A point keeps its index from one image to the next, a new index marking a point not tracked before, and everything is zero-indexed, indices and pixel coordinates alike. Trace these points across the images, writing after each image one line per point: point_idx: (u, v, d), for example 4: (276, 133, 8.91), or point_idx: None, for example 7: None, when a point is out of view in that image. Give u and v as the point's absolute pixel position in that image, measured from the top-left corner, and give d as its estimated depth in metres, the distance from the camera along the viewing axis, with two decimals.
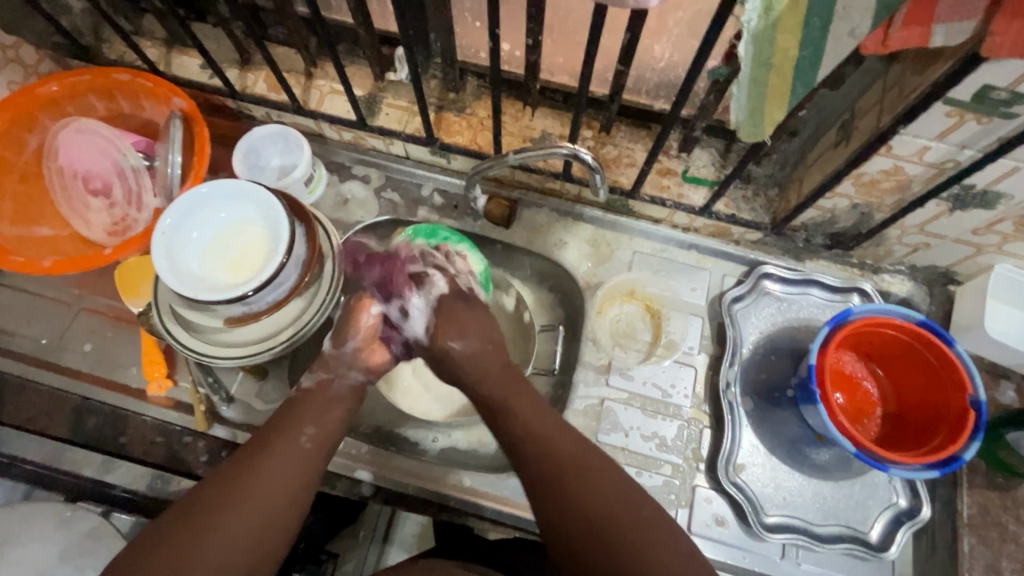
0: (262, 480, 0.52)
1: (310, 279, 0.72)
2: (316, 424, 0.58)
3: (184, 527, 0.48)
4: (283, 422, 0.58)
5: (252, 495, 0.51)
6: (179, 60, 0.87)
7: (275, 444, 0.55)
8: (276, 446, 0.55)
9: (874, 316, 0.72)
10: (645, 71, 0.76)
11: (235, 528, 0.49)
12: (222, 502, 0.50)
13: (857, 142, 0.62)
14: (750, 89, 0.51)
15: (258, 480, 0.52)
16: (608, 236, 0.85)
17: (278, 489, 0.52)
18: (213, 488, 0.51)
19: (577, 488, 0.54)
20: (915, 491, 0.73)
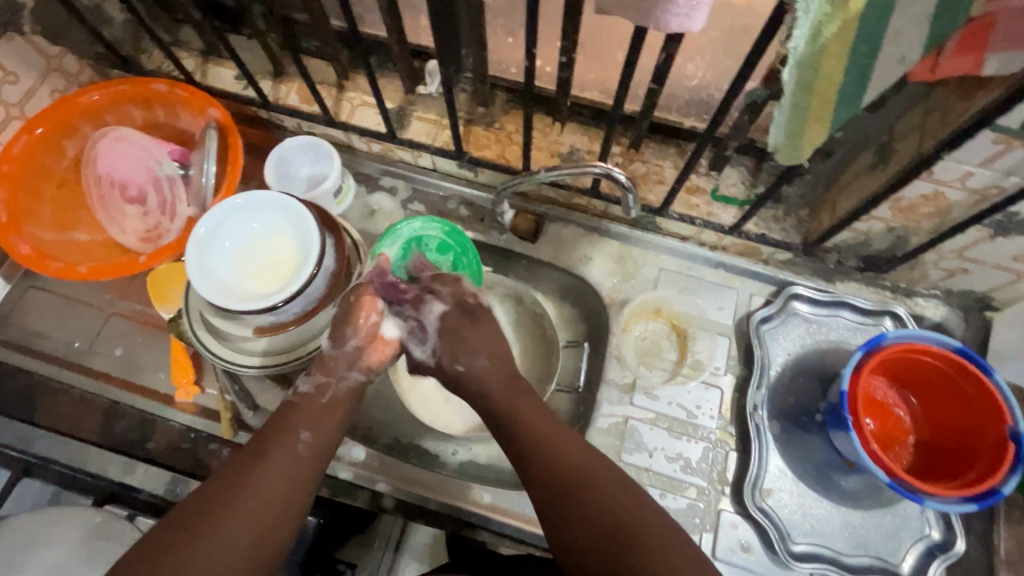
0: (254, 491, 0.51)
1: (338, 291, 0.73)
2: (313, 429, 0.58)
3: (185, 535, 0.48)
4: (280, 426, 0.57)
5: (245, 507, 0.50)
6: (215, 70, 0.88)
7: (272, 453, 0.54)
8: (273, 454, 0.54)
9: (910, 342, 0.70)
10: (676, 89, 0.78)
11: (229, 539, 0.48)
12: (218, 512, 0.49)
13: (897, 166, 0.61)
14: (791, 112, 0.50)
15: (252, 491, 0.51)
16: (634, 252, 0.85)
17: (267, 506, 0.51)
18: (210, 499, 0.51)
19: (583, 505, 0.54)
20: (949, 524, 0.71)
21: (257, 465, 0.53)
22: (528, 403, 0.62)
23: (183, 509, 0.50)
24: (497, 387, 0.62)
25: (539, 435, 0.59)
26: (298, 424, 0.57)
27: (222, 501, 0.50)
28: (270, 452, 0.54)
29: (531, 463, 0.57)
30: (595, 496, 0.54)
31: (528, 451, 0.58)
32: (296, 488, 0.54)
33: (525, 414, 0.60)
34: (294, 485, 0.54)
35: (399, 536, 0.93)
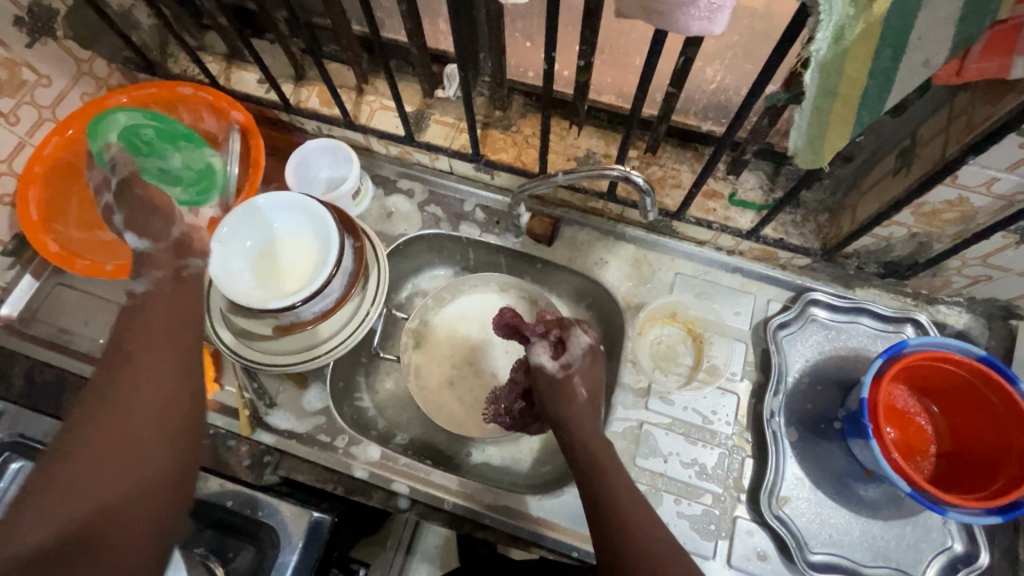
0: (133, 402, 0.51)
1: (356, 292, 0.74)
2: (173, 329, 0.56)
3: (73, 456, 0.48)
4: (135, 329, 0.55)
5: (138, 419, 0.50)
6: (238, 74, 0.90)
7: (141, 363, 0.53)
8: (145, 364, 0.53)
9: (932, 350, 0.69)
10: (695, 92, 0.77)
11: (127, 454, 0.49)
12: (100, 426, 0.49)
13: (919, 171, 0.60)
14: (812, 116, 0.49)
15: (133, 402, 0.51)
16: (650, 256, 0.85)
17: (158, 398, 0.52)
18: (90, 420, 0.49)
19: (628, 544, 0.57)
20: (972, 536, 0.70)
21: (131, 382, 0.51)
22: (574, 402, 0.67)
23: (61, 443, 0.48)
24: (574, 410, 0.67)
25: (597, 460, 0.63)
26: (160, 325, 0.56)
27: (108, 419, 0.49)
28: (140, 364, 0.53)
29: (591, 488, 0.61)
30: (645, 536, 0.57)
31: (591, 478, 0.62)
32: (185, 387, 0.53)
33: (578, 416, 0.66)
34: (179, 390, 0.53)
35: (411, 539, 0.95)
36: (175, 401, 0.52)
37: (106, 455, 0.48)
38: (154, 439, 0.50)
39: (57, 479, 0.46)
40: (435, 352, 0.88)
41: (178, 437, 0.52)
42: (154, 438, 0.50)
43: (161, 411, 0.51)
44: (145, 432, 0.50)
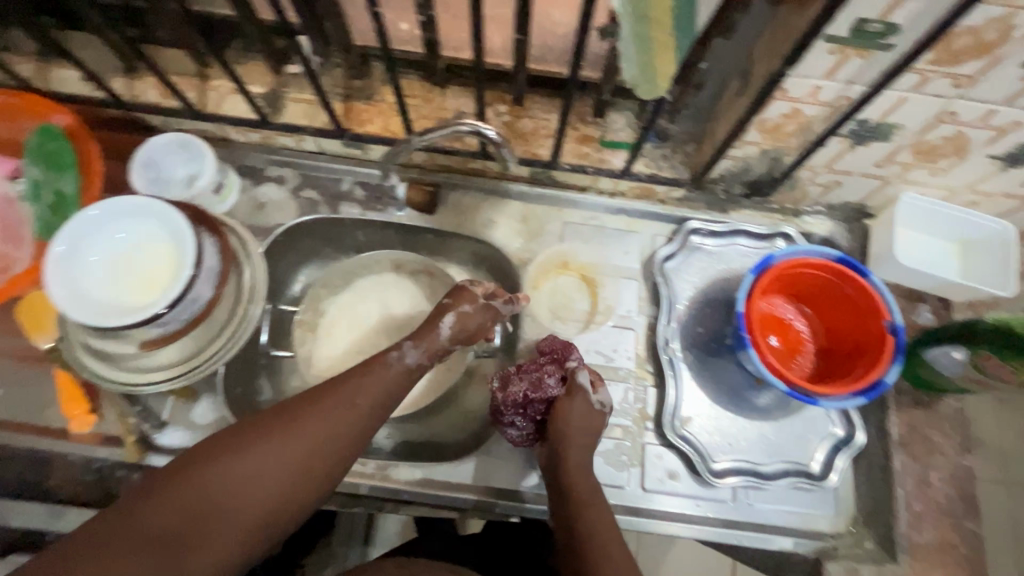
0: (307, 434, 0.54)
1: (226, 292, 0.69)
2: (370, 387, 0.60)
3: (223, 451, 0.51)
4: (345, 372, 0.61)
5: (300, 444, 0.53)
6: (57, 74, 0.80)
7: (332, 400, 0.57)
8: (323, 402, 0.56)
9: (795, 258, 0.74)
10: (547, 38, 0.77)
11: (270, 474, 0.51)
12: (256, 433, 0.52)
13: (755, 88, 0.63)
14: (634, 45, 0.50)
15: (317, 428, 0.54)
16: (537, 210, 0.85)
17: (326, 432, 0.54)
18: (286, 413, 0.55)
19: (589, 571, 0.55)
20: (849, 419, 0.77)
21: (342, 389, 0.58)
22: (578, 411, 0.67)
23: (268, 410, 0.55)
24: (574, 443, 0.65)
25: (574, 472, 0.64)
26: (378, 377, 0.61)
27: (280, 433, 0.53)
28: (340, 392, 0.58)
29: (566, 494, 0.62)
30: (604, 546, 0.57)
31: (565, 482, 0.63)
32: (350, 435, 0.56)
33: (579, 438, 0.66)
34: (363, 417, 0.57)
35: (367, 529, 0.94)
36: (318, 459, 0.53)
37: (252, 468, 0.51)
38: (298, 463, 0.52)
39: (201, 465, 0.50)
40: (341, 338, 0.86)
41: (314, 484, 0.53)
42: (295, 470, 0.52)
43: (314, 452, 0.53)
44: (297, 457, 0.52)
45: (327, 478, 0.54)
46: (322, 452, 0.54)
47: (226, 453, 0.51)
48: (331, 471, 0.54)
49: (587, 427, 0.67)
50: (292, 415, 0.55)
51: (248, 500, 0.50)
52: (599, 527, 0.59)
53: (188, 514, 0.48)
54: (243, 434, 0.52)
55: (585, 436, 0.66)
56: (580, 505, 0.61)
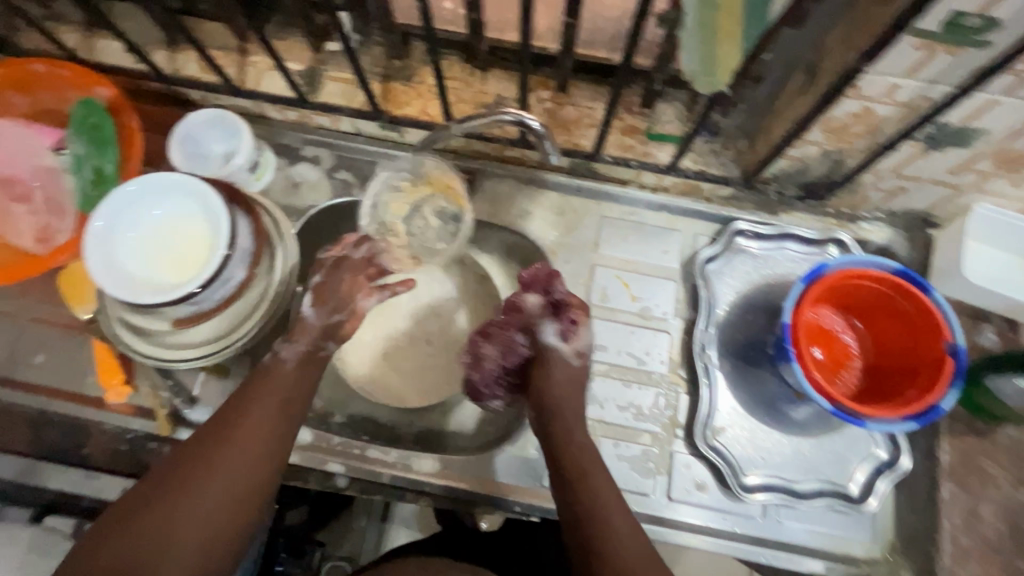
0: (234, 448, 0.55)
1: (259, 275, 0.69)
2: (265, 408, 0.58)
3: (185, 482, 0.53)
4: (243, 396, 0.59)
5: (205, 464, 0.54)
6: (101, 44, 0.80)
7: (239, 415, 0.57)
8: (226, 438, 0.55)
9: (850, 268, 0.69)
10: (598, 20, 0.71)
11: (215, 495, 0.53)
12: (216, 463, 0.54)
13: (823, 84, 0.58)
14: (697, 33, 0.46)
15: (226, 450, 0.55)
16: (574, 202, 0.82)
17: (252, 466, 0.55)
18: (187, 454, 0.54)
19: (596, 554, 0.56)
20: (895, 442, 0.72)
21: (252, 396, 0.59)
22: (559, 376, 0.67)
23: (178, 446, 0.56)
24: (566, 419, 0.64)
25: (566, 435, 0.64)
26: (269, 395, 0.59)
27: (196, 458, 0.54)
28: (266, 402, 0.59)
29: (566, 454, 0.63)
30: (607, 509, 0.58)
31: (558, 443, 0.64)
32: (272, 444, 0.57)
33: (564, 393, 0.66)
34: (276, 423, 0.58)
35: (386, 506, 0.93)
36: (253, 470, 0.55)
37: (199, 489, 0.52)
38: (237, 480, 0.54)
39: (168, 497, 0.52)
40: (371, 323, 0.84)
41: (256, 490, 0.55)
42: (242, 483, 0.54)
43: (242, 470, 0.55)
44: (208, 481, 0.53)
45: (263, 487, 0.56)
46: (255, 464, 0.55)
47: (176, 486, 0.52)
48: (264, 479, 0.56)
49: (574, 379, 0.67)
50: (194, 452, 0.55)
51: (207, 516, 0.52)
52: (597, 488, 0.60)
53: (143, 540, 0.50)
54: (192, 460, 0.54)
55: (557, 395, 0.66)
56: (575, 471, 0.61)
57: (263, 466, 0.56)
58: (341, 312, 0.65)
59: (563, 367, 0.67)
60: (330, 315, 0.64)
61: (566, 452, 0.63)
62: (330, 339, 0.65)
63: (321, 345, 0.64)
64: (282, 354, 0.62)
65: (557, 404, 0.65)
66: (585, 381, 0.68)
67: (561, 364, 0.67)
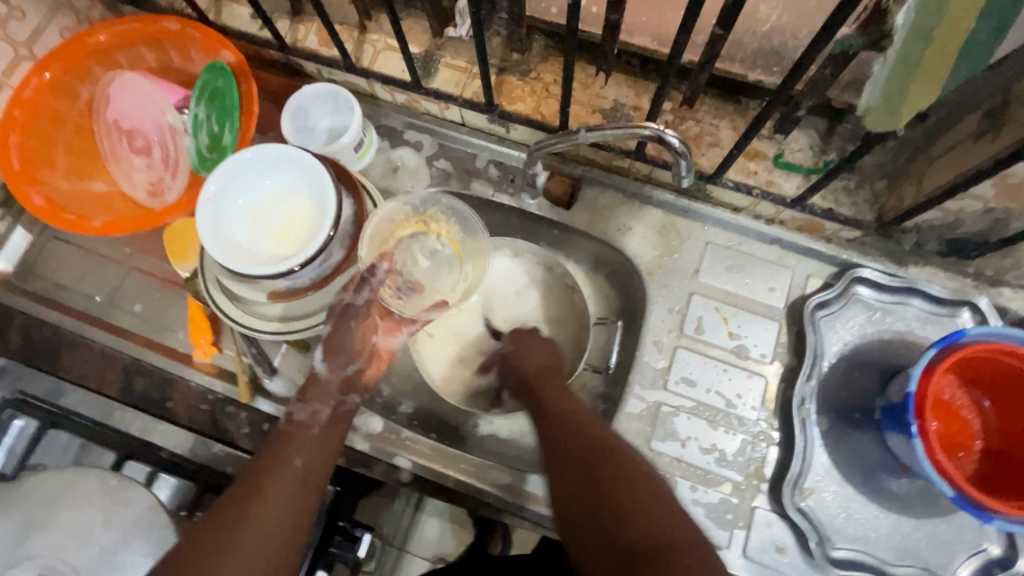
0: (252, 529, 0.52)
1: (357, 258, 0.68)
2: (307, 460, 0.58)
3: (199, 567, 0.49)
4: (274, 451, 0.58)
5: (229, 549, 0.51)
6: (229, 8, 0.81)
7: (262, 487, 0.55)
8: (253, 505, 0.53)
9: (994, 341, 0.61)
10: (743, 36, 0.65)
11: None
12: (233, 541, 0.51)
13: (1012, 136, 0.51)
14: (895, 68, 0.43)
15: (247, 530, 0.52)
16: (679, 223, 0.77)
17: (274, 536, 0.53)
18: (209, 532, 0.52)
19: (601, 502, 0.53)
20: (1012, 540, 0.65)
21: (275, 463, 0.57)
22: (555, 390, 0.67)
23: (194, 528, 0.52)
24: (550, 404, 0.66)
25: (586, 426, 0.60)
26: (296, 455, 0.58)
27: (215, 547, 0.51)
28: (283, 466, 0.57)
29: (582, 445, 0.58)
30: (642, 494, 0.53)
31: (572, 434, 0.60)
32: (294, 518, 0.55)
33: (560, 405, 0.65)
34: (301, 493, 0.56)
35: (421, 496, 0.97)
36: (270, 552, 0.52)
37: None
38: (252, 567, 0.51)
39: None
40: (468, 310, 0.84)
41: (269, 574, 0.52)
42: (253, 569, 0.51)
43: (258, 552, 0.52)
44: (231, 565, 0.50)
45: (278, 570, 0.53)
46: (273, 541, 0.53)
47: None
48: (282, 555, 0.53)
49: (537, 344, 0.77)
50: (218, 527, 0.52)
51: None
52: (626, 480, 0.54)
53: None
54: (199, 551, 0.50)
55: (567, 407, 0.64)
56: (600, 451, 0.57)
57: (282, 540, 0.53)
58: (356, 361, 0.67)
59: (520, 348, 0.77)
60: (349, 368, 0.67)
61: (578, 444, 0.59)
62: (351, 392, 0.66)
63: (343, 400, 0.65)
64: (297, 416, 0.62)
65: (569, 406, 0.64)
66: (534, 335, 0.79)
67: (537, 335, 0.79)
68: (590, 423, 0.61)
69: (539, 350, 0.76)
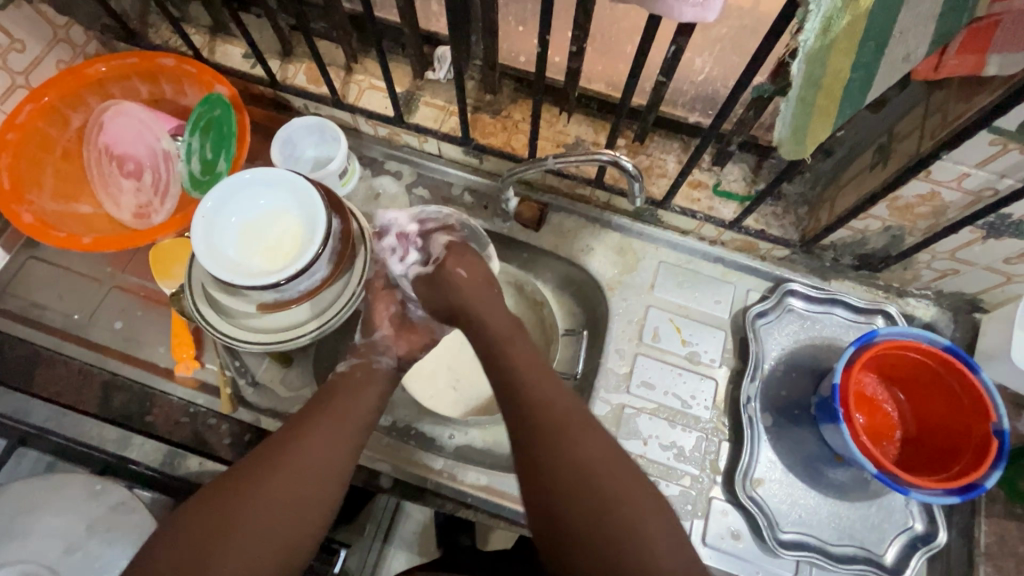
0: (304, 453, 0.58)
1: (343, 273, 0.73)
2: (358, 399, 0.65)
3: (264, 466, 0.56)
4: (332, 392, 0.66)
5: (279, 470, 0.56)
6: (222, 48, 0.88)
7: (313, 420, 0.61)
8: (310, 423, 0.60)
9: (900, 339, 0.72)
10: (682, 83, 0.79)
11: (272, 500, 0.54)
12: (292, 448, 0.58)
13: (895, 165, 0.63)
14: (797, 107, 0.50)
15: (301, 445, 0.58)
16: (635, 244, 0.86)
17: (327, 450, 0.59)
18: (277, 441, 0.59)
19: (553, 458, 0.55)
20: (932, 516, 0.73)
21: (330, 401, 0.64)
22: (522, 350, 0.64)
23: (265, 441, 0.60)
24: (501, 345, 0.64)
25: (547, 395, 0.59)
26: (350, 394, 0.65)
27: (268, 465, 0.56)
28: (334, 407, 0.63)
29: (530, 415, 0.58)
30: (603, 478, 0.54)
31: (532, 410, 0.58)
32: (341, 451, 0.60)
33: (525, 369, 0.62)
34: (350, 429, 0.62)
35: (388, 526, 0.95)
36: (314, 476, 0.57)
37: (258, 493, 0.54)
38: (301, 487, 0.56)
39: (225, 499, 0.53)
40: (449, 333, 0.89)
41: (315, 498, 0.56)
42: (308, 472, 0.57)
43: (305, 474, 0.56)
44: (281, 483, 0.55)
45: (320, 495, 0.57)
46: (318, 467, 0.57)
47: (237, 486, 0.54)
48: (331, 474, 0.58)
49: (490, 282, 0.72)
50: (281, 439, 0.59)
51: (263, 522, 0.53)
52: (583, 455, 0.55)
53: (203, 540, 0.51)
54: (254, 468, 0.56)
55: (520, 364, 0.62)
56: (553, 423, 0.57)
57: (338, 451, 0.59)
58: (383, 330, 0.75)
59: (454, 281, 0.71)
60: (379, 336, 0.74)
61: (541, 413, 0.58)
62: (380, 355, 0.72)
63: (376, 358, 0.72)
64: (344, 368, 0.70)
65: (517, 362, 0.63)
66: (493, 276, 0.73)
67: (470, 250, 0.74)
68: (546, 387, 0.60)
69: (474, 268, 0.72)
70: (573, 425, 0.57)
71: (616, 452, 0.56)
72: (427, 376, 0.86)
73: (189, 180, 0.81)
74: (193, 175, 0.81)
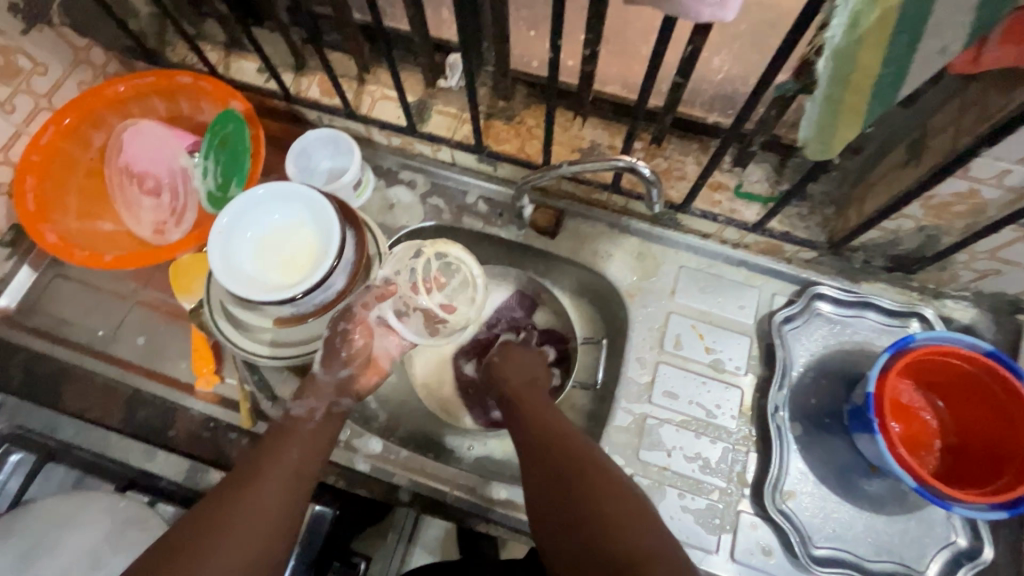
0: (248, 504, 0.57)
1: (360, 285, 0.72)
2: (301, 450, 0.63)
3: (203, 531, 0.55)
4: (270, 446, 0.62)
5: (220, 529, 0.55)
6: (237, 63, 0.89)
7: (256, 477, 0.59)
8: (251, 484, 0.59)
9: (939, 344, 0.68)
10: (700, 83, 0.77)
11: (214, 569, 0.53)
12: (227, 510, 0.56)
13: (929, 163, 0.60)
14: (823, 106, 0.48)
15: (245, 506, 0.57)
16: (654, 249, 0.84)
17: (262, 513, 0.57)
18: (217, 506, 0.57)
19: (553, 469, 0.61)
20: (976, 531, 0.69)
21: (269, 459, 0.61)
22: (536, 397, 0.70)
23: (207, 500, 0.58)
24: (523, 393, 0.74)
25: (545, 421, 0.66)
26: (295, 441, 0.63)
27: (206, 530, 0.55)
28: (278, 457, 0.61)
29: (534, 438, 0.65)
30: (602, 491, 0.58)
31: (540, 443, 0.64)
32: (280, 508, 0.58)
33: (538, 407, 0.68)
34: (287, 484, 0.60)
35: (413, 528, 0.91)
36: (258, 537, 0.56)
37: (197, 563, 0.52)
38: (235, 553, 0.54)
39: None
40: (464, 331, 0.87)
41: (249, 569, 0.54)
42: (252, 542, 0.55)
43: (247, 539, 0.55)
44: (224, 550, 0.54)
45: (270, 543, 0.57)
46: (256, 525, 0.56)
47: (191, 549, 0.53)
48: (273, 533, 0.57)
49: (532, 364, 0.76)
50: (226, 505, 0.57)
51: None
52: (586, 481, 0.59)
53: None
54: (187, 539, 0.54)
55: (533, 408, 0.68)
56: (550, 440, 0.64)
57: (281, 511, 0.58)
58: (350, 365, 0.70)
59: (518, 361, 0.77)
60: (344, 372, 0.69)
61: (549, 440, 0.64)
62: (344, 395, 0.69)
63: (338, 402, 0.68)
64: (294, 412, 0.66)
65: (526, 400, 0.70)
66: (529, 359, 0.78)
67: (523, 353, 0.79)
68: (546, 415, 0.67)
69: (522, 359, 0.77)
70: (566, 440, 0.63)
71: (598, 468, 0.60)
72: (443, 388, 0.85)
73: (208, 202, 0.82)
74: (212, 196, 0.82)
